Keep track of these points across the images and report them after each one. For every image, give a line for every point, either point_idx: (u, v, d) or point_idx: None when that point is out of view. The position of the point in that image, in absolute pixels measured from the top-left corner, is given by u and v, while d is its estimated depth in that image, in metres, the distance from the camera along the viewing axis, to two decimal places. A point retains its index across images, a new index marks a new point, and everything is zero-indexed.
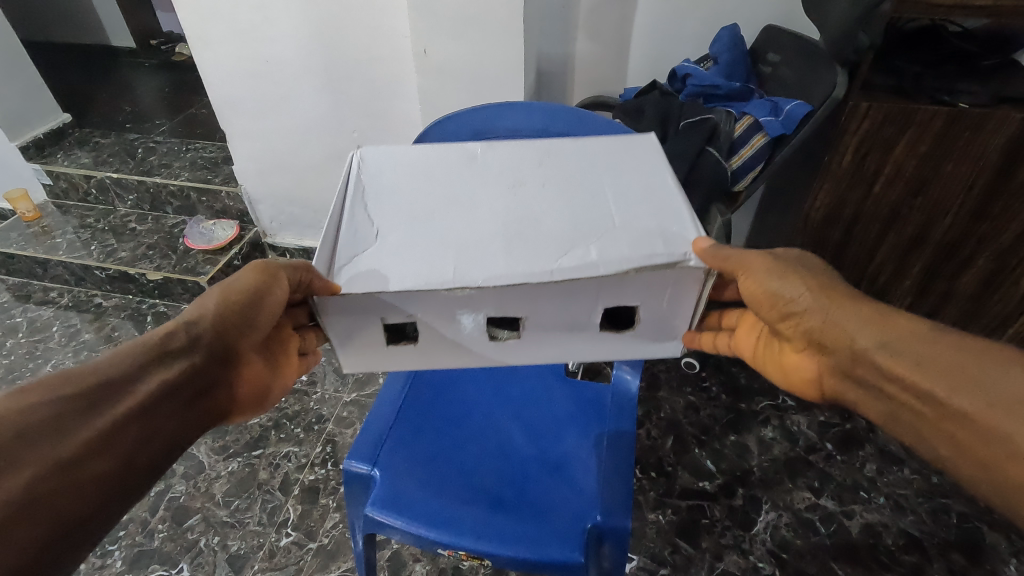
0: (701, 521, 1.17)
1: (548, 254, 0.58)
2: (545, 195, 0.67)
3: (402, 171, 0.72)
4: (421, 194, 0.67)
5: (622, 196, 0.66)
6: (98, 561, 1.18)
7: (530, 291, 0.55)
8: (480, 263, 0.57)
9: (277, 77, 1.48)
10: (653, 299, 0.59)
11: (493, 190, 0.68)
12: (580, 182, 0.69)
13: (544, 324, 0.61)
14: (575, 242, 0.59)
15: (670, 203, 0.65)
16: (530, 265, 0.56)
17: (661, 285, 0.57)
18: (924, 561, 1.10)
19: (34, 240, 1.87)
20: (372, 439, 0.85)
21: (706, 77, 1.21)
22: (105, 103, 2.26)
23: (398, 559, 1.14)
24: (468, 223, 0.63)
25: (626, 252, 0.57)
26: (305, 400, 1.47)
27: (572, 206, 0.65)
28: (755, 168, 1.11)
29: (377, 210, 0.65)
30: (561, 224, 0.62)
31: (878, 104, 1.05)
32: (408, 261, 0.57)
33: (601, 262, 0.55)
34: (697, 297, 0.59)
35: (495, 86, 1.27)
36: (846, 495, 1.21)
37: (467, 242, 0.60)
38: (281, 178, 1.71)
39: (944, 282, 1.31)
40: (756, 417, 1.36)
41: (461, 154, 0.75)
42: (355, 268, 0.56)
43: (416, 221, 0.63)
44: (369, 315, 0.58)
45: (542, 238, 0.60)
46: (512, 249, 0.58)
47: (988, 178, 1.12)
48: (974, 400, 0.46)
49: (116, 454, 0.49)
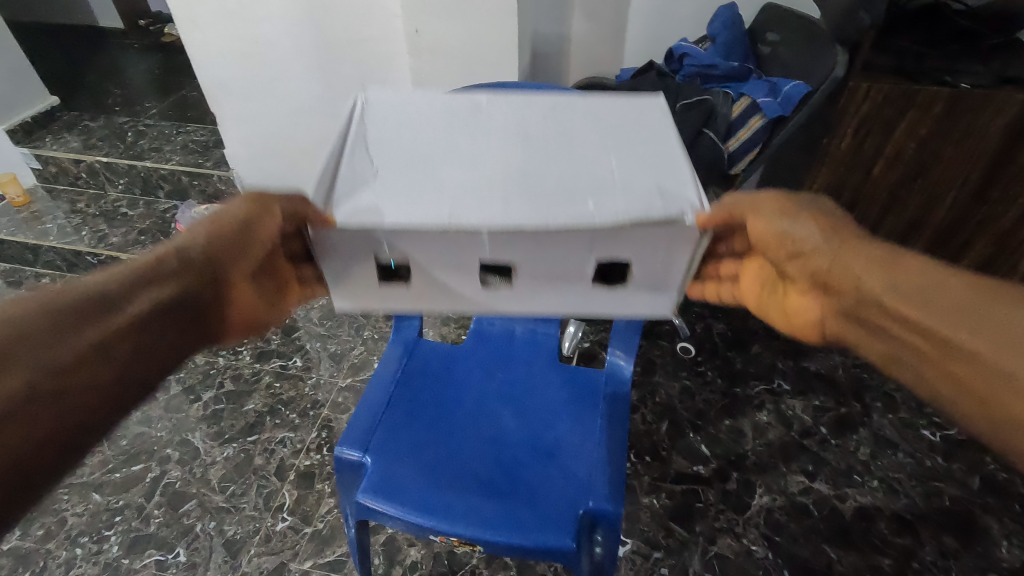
0: (695, 505, 1.17)
1: (546, 203, 0.50)
2: (535, 144, 0.59)
3: (396, 110, 0.63)
4: (423, 137, 0.60)
5: (616, 145, 0.59)
6: (94, 546, 1.18)
7: (529, 238, 0.49)
8: (475, 206, 0.50)
9: (268, 57, 1.44)
10: (649, 255, 0.51)
11: (484, 136, 0.60)
12: (572, 130, 0.61)
13: (540, 273, 0.54)
14: (574, 192, 0.51)
15: (670, 159, 0.57)
16: (524, 213, 0.49)
17: (655, 237, 0.50)
18: (916, 544, 1.11)
19: (24, 225, 1.84)
20: (364, 428, 0.85)
21: (703, 58, 1.19)
22: (94, 85, 2.22)
23: (392, 544, 1.14)
24: (469, 167, 0.56)
25: (627, 206, 0.49)
26: (300, 385, 1.47)
27: (568, 155, 0.57)
28: (751, 152, 1.10)
29: (378, 150, 0.58)
30: (558, 172, 0.54)
31: (879, 84, 1.04)
32: (410, 197, 0.51)
33: (602, 213, 0.48)
34: (692, 254, 0.51)
35: (488, 67, 1.25)
36: (840, 479, 1.21)
37: (463, 184, 0.53)
38: (274, 161, 1.68)
39: (943, 265, 1.30)
40: (751, 401, 1.36)
41: (455, 100, 0.66)
42: (354, 201, 0.50)
43: (414, 162, 0.56)
44: (362, 251, 0.52)
45: (535, 190, 0.52)
46: (502, 196, 0.51)
47: (989, 161, 1.11)
48: (985, 338, 0.41)
49: (65, 398, 0.42)
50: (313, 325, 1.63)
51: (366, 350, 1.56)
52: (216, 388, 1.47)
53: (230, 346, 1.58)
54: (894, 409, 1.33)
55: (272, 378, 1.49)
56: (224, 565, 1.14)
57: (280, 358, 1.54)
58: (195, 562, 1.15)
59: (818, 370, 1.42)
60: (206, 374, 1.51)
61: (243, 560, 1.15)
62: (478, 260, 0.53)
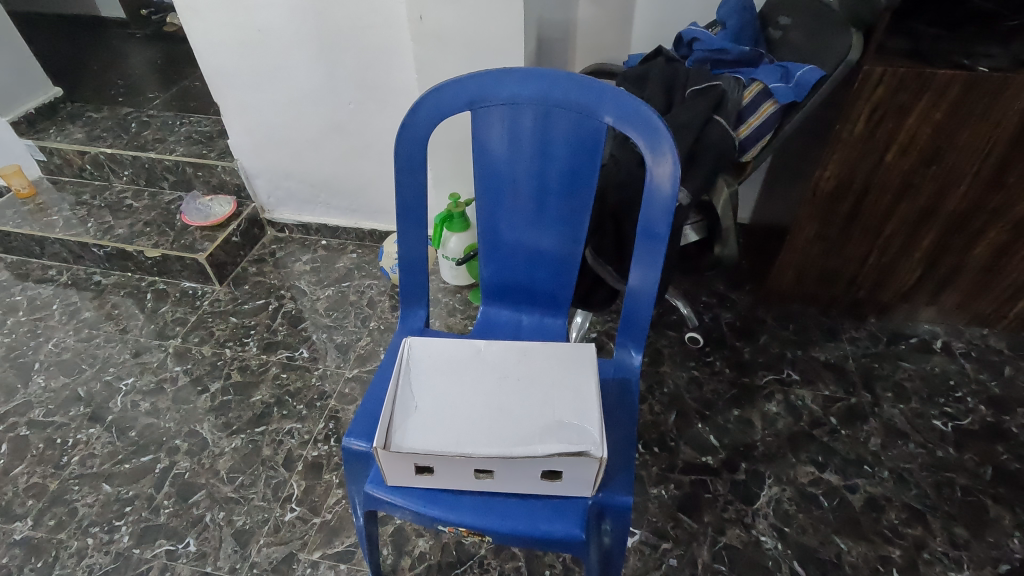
0: (703, 495, 1.17)
1: (499, 461, 0.68)
2: (508, 387, 0.75)
3: (429, 360, 0.78)
4: (449, 385, 0.75)
5: (554, 388, 0.74)
6: (105, 536, 1.19)
7: (503, 461, 0.67)
8: (474, 445, 0.68)
9: (270, 46, 1.43)
10: (574, 470, 0.68)
11: (477, 379, 0.76)
12: (538, 376, 0.76)
13: (509, 474, 0.70)
14: (522, 437, 0.68)
15: (591, 406, 0.72)
16: (503, 448, 0.67)
17: (568, 465, 0.67)
18: (927, 535, 1.10)
19: (30, 217, 1.84)
20: (370, 418, 0.83)
21: (713, 42, 1.16)
22: (97, 76, 2.21)
23: (401, 534, 1.15)
24: (470, 411, 0.71)
25: (556, 444, 0.67)
26: (307, 376, 1.47)
27: (527, 400, 0.73)
28: (762, 139, 1.08)
29: (423, 396, 0.73)
30: (514, 472, 0.70)
31: (893, 68, 1.02)
32: (436, 438, 0.69)
33: (534, 452, 0.66)
34: (597, 472, 0.68)
35: (493, 54, 1.23)
36: (850, 469, 1.20)
37: (467, 435, 0.69)
38: (279, 151, 1.68)
39: (956, 254, 1.29)
40: (760, 391, 1.35)
41: (463, 341, 0.81)
42: (403, 435, 0.69)
43: (440, 416, 0.71)
44: (405, 463, 0.70)
45: (494, 430, 0.69)
46: (470, 444, 0.68)
47: (1006, 146, 1.09)
48: None
49: None
50: (319, 316, 1.63)
51: (373, 341, 1.56)
52: (224, 379, 1.48)
53: (236, 338, 1.58)
54: (905, 400, 1.32)
55: (278, 369, 1.49)
56: (234, 555, 1.15)
57: (286, 349, 1.54)
58: (204, 552, 1.16)
59: (827, 360, 1.40)
60: (213, 366, 1.51)
61: (253, 550, 1.15)
62: (472, 478, 0.72)
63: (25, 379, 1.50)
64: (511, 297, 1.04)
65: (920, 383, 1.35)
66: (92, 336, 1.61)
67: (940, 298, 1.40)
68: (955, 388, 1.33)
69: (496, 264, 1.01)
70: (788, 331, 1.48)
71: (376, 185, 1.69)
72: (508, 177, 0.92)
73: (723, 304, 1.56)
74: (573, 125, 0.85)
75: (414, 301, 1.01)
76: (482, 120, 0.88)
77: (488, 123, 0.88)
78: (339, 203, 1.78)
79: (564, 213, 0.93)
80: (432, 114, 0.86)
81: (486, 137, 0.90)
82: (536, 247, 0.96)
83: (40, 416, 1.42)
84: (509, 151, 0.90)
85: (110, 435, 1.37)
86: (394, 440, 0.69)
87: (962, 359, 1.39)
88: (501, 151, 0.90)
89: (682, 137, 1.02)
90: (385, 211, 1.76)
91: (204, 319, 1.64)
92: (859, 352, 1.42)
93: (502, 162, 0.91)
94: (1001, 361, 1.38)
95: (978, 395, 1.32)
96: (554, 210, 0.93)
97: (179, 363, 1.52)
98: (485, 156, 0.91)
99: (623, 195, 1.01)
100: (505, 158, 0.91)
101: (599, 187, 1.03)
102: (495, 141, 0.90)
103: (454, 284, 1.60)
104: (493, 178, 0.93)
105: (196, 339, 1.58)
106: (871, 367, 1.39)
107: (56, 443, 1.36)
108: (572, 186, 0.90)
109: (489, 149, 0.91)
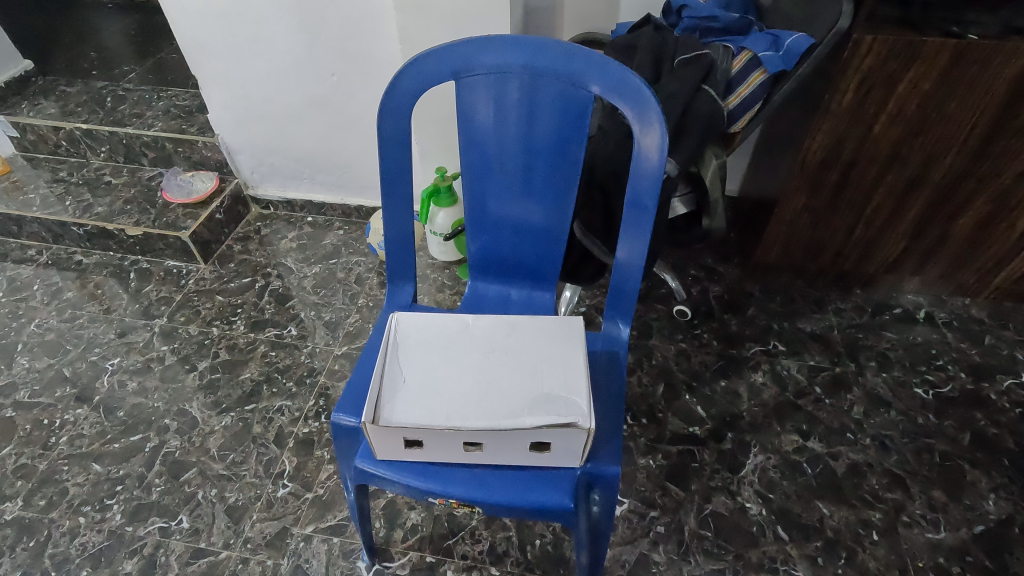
0: (691, 465, 1.19)
1: (488, 434, 0.68)
2: (495, 361, 0.75)
3: (417, 336, 0.78)
4: (436, 358, 0.75)
5: (541, 362, 0.74)
6: (97, 514, 1.19)
7: (490, 433, 0.68)
8: (462, 418, 0.68)
9: (248, 15, 1.38)
10: (561, 440, 0.69)
11: (465, 353, 0.76)
12: (527, 350, 0.76)
13: (498, 445, 0.71)
14: (510, 410, 0.68)
15: (579, 378, 0.72)
16: (491, 420, 0.67)
17: (556, 436, 0.68)
18: (906, 498, 1.13)
19: (5, 195, 1.79)
20: (359, 394, 0.82)
21: (702, 9, 1.14)
22: (69, 48, 2.14)
23: (392, 508, 1.16)
24: (454, 386, 0.71)
25: (543, 416, 0.67)
26: (295, 354, 1.46)
27: (514, 373, 0.73)
28: (750, 110, 1.06)
29: (410, 371, 0.73)
30: (502, 445, 0.70)
31: (883, 37, 1.01)
32: (422, 412, 0.69)
33: (523, 423, 0.67)
34: (584, 443, 0.68)
35: (479, 23, 1.20)
36: (833, 437, 1.23)
37: (454, 411, 0.69)
38: (261, 126, 1.64)
39: (941, 224, 1.30)
40: (747, 362, 1.36)
41: (451, 316, 0.81)
42: (390, 412, 0.69)
43: (426, 391, 0.71)
44: (393, 436, 0.70)
45: (483, 403, 0.69)
46: (460, 417, 0.68)
47: (993, 115, 1.09)
48: None
49: None
50: (306, 294, 1.62)
51: (361, 318, 1.55)
52: (211, 358, 1.47)
53: (223, 316, 1.56)
54: (888, 368, 1.34)
55: (267, 347, 1.48)
56: (227, 531, 1.16)
57: (274, 327, 1.53)
58: (198, 528, 1.16)
59: (812, 331, 1.42)
60: (200, 344, 1.50)
61: (246, 525, 1.16)
62: (461, 451, 0.72)
63: (8, 361, 1.48)
64: (498, 269, 1.03)
65: (903, 353, 1.37)
66: (76, 316, 1.59)
67: (924, 268, 1.41)
68: (937, 357, 1.36)
69: (483, 239, 1.00)
70: (775, 303, 1.49)
71: (362, 160, 1.66)
72: (493, 149, 0.91)
73: (711, 277, 1.56)
74: (560, 93, 0.84)
75: (401, 276, 1.00)
76: (468, 89, 0.86)
77: (474, 93, 0.87)
78: (324, 178, 1.75)
79: (550, 184, 0.92)
80: (417, 83, 0.84)
81: (471, 107, 0.88)
82: (523, 221, 0.96)
83: (26, 397, 1.40)
84: (495, 122, 0.88)
85: (97, 415, 1.36)
86: (383, 415, 0.68)
87: (945, 329, 1.41)
88: (487, 121, 0.89)
89: (671, 107, 1.01)
90: (370, 186, 1.73)
91: (189, 298, 1.62)
92: (845, 323, 1.44)
93: (488, 134, 0.90)
94: (983, 329, 1.41)
95: (958, 363, 1.35)
96: (541, 183, 0.92)
97: (165, 343, 1.51)
98: (470, 127, 0.90)
99: (611, 167, 1.00)
100: (491, 130, 0.89)
101: (587, 159, 1.01)
102: (481, 111, 0.88)
103: (443, 260, 1.59)
104: (478, 150, 0.92)
105: (182, 318, 1.57)
106: (855, 338, 1.41)
107: (42, 424, 1.35)
108: (557, 157, 0.89)
109: (475, 121, 0.89)
